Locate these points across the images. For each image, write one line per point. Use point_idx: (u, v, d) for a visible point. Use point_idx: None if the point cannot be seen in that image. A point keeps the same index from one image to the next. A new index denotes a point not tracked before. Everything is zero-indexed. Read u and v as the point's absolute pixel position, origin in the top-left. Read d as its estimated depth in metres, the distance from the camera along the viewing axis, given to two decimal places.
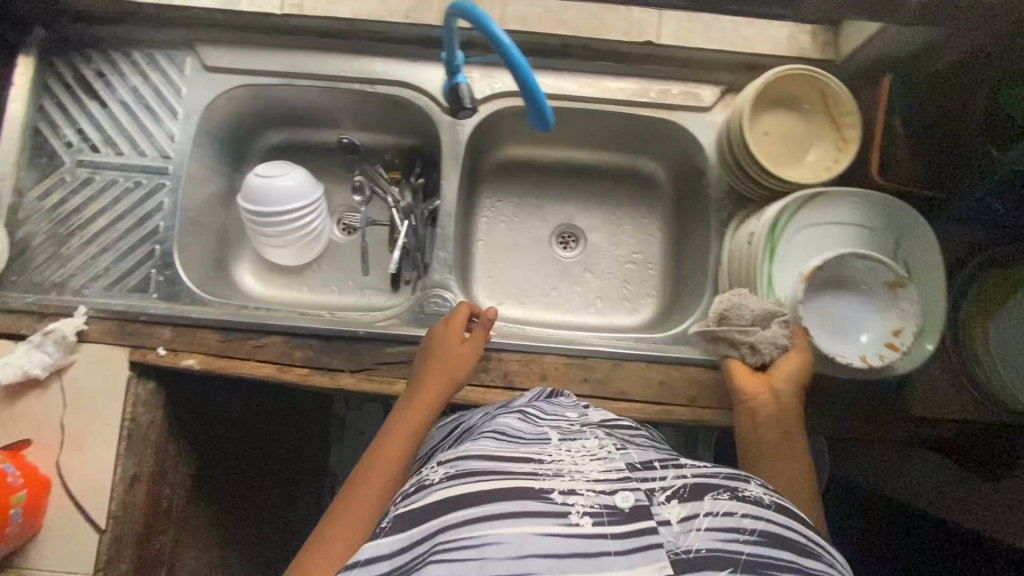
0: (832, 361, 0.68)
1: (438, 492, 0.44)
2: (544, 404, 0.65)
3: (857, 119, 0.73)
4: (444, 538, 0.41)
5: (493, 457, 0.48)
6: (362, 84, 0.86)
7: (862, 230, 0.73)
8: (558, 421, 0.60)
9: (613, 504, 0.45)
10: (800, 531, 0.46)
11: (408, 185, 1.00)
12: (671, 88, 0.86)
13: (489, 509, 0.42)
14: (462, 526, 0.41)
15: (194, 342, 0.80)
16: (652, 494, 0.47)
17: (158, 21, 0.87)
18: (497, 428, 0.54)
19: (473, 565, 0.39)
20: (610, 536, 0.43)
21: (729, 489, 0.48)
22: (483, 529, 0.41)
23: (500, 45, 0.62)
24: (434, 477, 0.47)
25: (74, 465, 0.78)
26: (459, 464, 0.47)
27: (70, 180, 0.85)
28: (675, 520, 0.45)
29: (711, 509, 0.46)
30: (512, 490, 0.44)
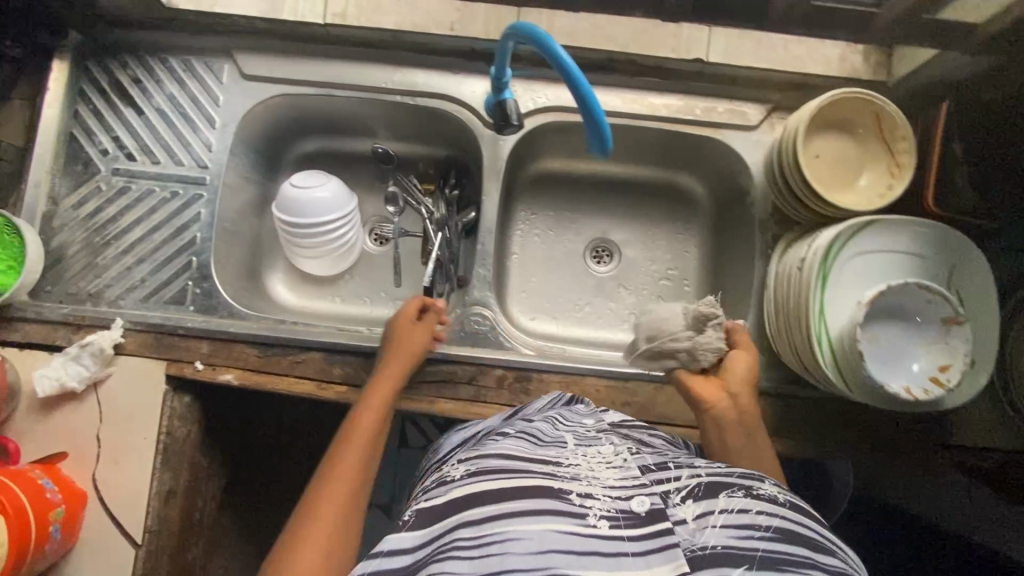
0: (877, 391, 0.66)
1: (458, 489, 0.47)
2: (561, 411, 0.68)
3: (912, 145, 0.72)
4: (464, 533, 0.43)
5: (512, 458, 0.51)
6: (402, 95, 0.85)
7: (914, 259, 0.71)
8: (575, 430, 0.64)
9: (629, 508, 0.46)
10: (817, 531, 0.46)
11: (442, 196, 0.98)
12: (717, 105, 0.85)
13: (508, 506, 0.45)
14: (483, 523, 0.44)
15: (231, 356, 0.79)
16: (667, 496, 0.48)
17: (196, 27, 0.85)
18: (518, 436, 0.59)
19: (494, 560, 0.41)
20: (628, 538, 0.44)
21: (744, 488, 0.49)
22: (503, 525, 0.43)
23: (562, 67, 0.60)
24: (455, 474, 0.50)
25: (110, 479, 0.77)
26: (479, 462, 0.51)
27: (106, 189, 0.84)
28: (689, 518, 0.46)
29: (726, 506, 0.46)
30: (530, 489, 0.46)
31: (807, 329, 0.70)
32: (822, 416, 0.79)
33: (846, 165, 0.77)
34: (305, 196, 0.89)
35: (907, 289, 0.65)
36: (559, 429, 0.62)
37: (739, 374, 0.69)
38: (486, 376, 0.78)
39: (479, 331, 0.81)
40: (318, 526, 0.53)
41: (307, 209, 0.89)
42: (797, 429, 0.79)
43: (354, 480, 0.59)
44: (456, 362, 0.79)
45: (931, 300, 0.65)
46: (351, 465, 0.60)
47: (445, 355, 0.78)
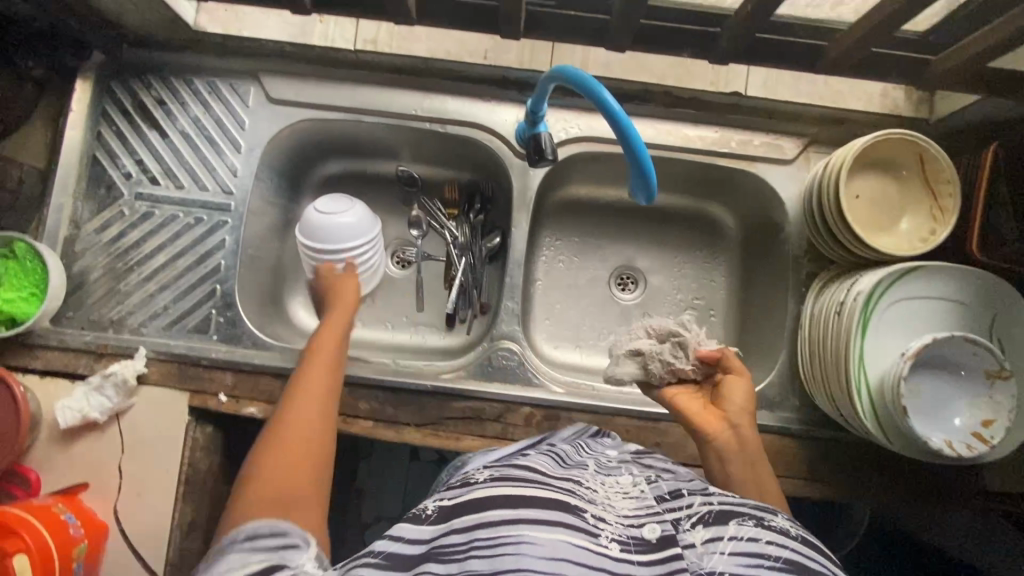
0: (921, 445, 0.64)
1: (481, 490, 0.51)
2: (587, 441, 0.70)
3: (957, 189, 0.70)
4: (482, 533, 0.46)
5: (535, 471, 0.55)
6: (432, 122, 0.83)
7: (955, 306, 0.70)
8: (598, 455, 0.67)
9: (640, 536, 0.49)
10: (828, 564, 0.46)
11: (466, 220, 0.96)
12: (753, 138, 0.83)
13: (527, 512, 0.47)
14: (501, 525, 0.46)
15: (255, 389, 0.78)
16: (678, 522, 0.51)
17: (223, 49, 0.83)
18: (543, 454, 0.62)
19: (509, 559, 0.43)
20: (636, 562, 0.46)
21: (754, 517, 0.50)
22: (520, 529, 0.45)
23: (611, 112, 0.58)
24: (480, 477, 0.54)
25: (130, 510, 0.76)
26: (502, 472, 0.54)
27: (129, 214, 0.82)
28: (698, 543, 0.48)
29: (735, 533, 0.48)
30: (549, 500, 0.49)
31: (846, 375, 0.69)
32: (852, 458, 0.78)
33: (887, 205, 0.75)
34: (331, 221, 0.87)
35: (953, 341, 0.64)
36: (582, 454, 0.65)
37: (735, 400, 0.67)
38: (514, 414, 0.77)
39: (508, 367, 0.79)
40: (296, 421, 0.60)
41: (334, 234, 0.87)
42: (828, 473, 0.78)
43: (320, 381, 0.67)
44: (483, 399, 0.77)
45: (976, 353, 0.64)
46: (319, 371, 0.68)
47: (473, 392, 0.77)
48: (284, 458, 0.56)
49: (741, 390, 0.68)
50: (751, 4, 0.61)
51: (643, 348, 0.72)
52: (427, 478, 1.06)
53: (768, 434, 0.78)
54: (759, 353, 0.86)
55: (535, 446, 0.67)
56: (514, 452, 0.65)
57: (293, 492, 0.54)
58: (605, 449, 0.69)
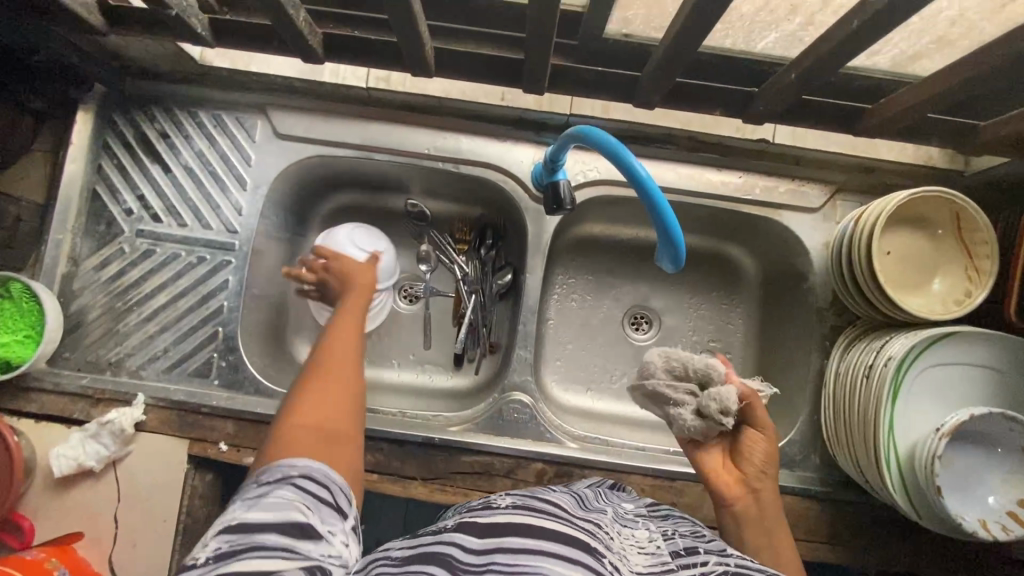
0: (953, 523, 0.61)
1: (503, 515, 0.46)
2: (604, 490, 0.67)
3: (995, 251, 0.67)
4: (501, 558, 0.42)
5: (558, 506, 0.50)
6: (445, 162, 0.80)
7: (989, 373, 0.67)
8: (614, 504, 0.63)
9: None
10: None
11: (477, 256, 0.93)
12: (778, 185, 0.80)
13: (550, 547, 0.43)
14: (523, 554, 0.42)
15: (258, 439, 0.75)
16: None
17: (230, 82, 0.80)
18: (565, 491, 0.59)
19: None
20: None
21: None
22: (544, 563, 0.41)
23: (637, 178, 0.55)
24: (501, 502, 0.49)
25: (125, 562, 0.73)
26: (525, 500, 0.50)
27: (130, 251, 0.79)
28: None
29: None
30: (572, 538, 0.45)
31: (874, 441, 0.66)
32: (875, 522, 0.75)
33: (918, 263, 0.72)
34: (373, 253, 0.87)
35: (989, 417, 0.61)
36: (602, 501, 0.62)
37: (755, 456, 0.63)
38: (525, 469, 0.74)
39: (519, 420, 0.76)
40: (321, 386, 0.58)
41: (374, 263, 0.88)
42: (850, 537, 0.74)
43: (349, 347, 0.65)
44: (493, 455, 0.74)
45: (1014, 429, 0.61)
46: (346, 336, 0.66)
47: (483, 448, 0.74)
48: (310, 415, 0.55)
49: (762, 445, 0.63)
50: (797, 72, 0.58)
51: (669, 395, 0.64)
52: None
53: (791, 497, 0.75)
54: (779, 407, 0.83)
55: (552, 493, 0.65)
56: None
57: (325, 443, 0.52)
58: (622, 502, 0.66)
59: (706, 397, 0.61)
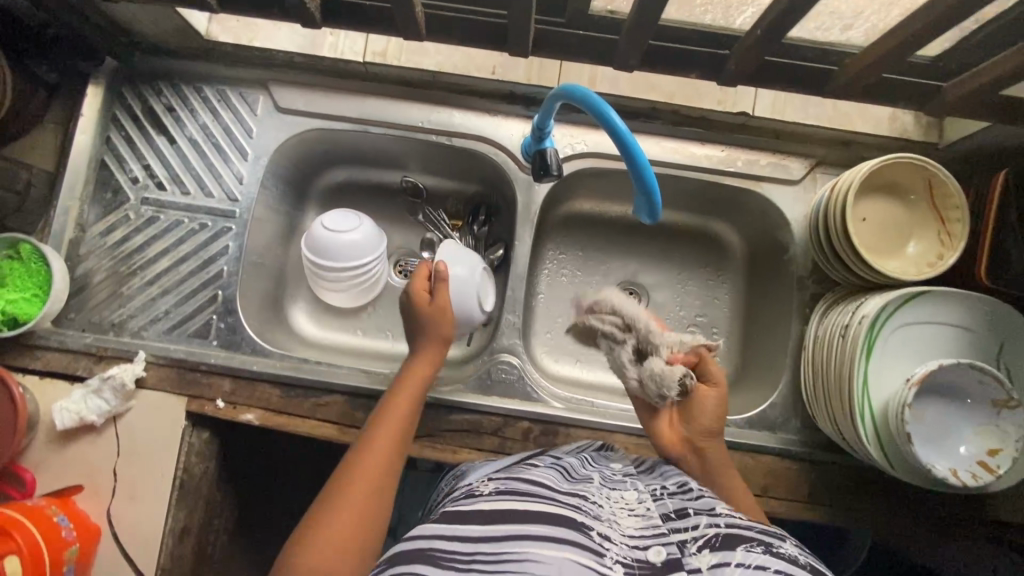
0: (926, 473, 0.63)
1: (486, 502, 0.52)
2: (592, 454, 0.69)
3: (966, 215, 0.69)
4: (486, 547, 0.47)
5: (543, 485, 0.55)
6: (438, 135, 0.84)
7: (962, 332, 0.69)
8: (603, 467, 0.66)
9: (645, 559, 0.49)
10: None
11: (471, 233, 0.96)
12: (759, 158, 0.82)
13: (530, 531, 0.48)
14: (506, 540, 0.47)
15: (253, 396, 0.77)
16: (683, 546, 0.50)
17: (234, 58, 0.84)
18: (553, 465, 0.62)
19: None
20: None
21: (763, 543, 0.49)
22: (524, 547, 0.46)
23: (616, 132, 0.58)
24: (484, 489, 0.54)
25: (123, 514, 0.76)
26: (508, 485, 0.55)
27: (134, 218, 0.83)
28: (704, 568, 0.48)
29: (743, 560, 0.47)
30: (557, 516, 0.50)
31: (850, 399, 0.68)
32: (852, 482, 0.77)
33: (894, 229, 0.74)
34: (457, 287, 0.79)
35: (958, 369, 0.63)
36: (588, 467, 0.65)
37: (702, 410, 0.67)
38: (512, 428, 0.77)
39: (507, 381, 0.79)
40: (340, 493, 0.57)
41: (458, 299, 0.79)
42: (828, 496, 0.76)
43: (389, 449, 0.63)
44: (481, 413, 0.77)
45: (983, 381, 0.63)
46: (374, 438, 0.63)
47: (471, 407, 0.76)
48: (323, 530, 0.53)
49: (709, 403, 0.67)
50: (761, 27, 0.61)
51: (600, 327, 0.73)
52: (422, 489, 1.04)
53: (772, 457, 0.77)
54: (761, 374, 0.85)
55: (540, 459, 0.66)
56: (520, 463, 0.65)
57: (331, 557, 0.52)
58: (612, 462, 0.68)
59: (654, 376, 0.66)
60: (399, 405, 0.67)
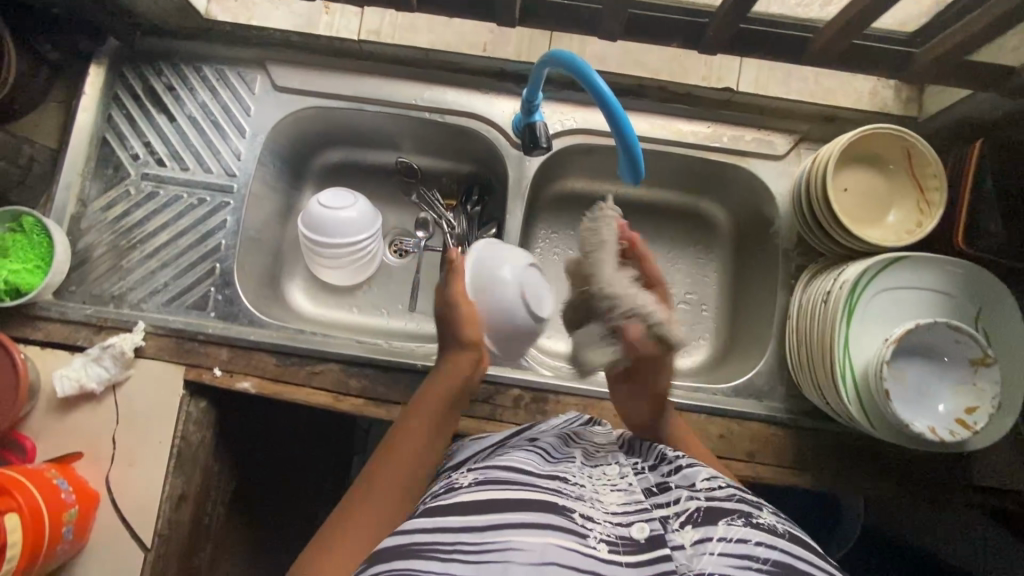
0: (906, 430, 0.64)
1: (468, 493, 0.52)
2: (578, 429, 0.70)
3: (943, 183, 0.71)
4: (470, 537, 0.48)
5: (524, 471, 0.56)
6: (431, 112, 0.86)
7: (941, 296, 0.71)
8: (588, 442, 0.67)
9: (628, 535, 0.51)
10: (809, 562, 0.48)
11: (464, 212, 0.98)
12: (745, 134, 0.84)
13: (511, 519, 0.49)
14: (487, 530, 0.48)
15: (250, 365, 0.79)
16: (666, 522, 0.52)
17: (232, 38, 0.86)
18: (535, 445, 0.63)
19: (497, 566, 0.46)
20: (625, 563, 0.48)
21: (743, 516, 0.51)
22: (506, 535, 0.47)
23: (601, 96, 0.60)
24: (463, 482, 0.55)
25: (123, 480, 0.77)
26: (488, 474, 0.55)
27: (134, 193, 0.85)
28: (687, 544, 0.49)
29: (724, 534, 0.49)
30: (538, 502, 0.51)
31: (832, 360, 0.69)
32: (836, 448, 0.78)
33: (875, 199, 0.76)
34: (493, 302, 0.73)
35: (935, 328, 0.64)
36: (572, 445, 0.65)
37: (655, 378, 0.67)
38: (503, 396, 0.78)
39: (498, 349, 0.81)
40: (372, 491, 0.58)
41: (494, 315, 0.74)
42: (813, 462, 0.78)
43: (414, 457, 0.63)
44: None
45: (960, 341, 0.64)
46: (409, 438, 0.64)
47: None
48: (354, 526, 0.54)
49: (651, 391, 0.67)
50: None
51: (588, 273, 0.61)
52: None
53: (758, 423, 0.79)
54: (749, 346, 0.87)
55: (519, 439, 0.65)
56: (504, 443, 0.65)
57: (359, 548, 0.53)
58: (596, 438, 0.69)
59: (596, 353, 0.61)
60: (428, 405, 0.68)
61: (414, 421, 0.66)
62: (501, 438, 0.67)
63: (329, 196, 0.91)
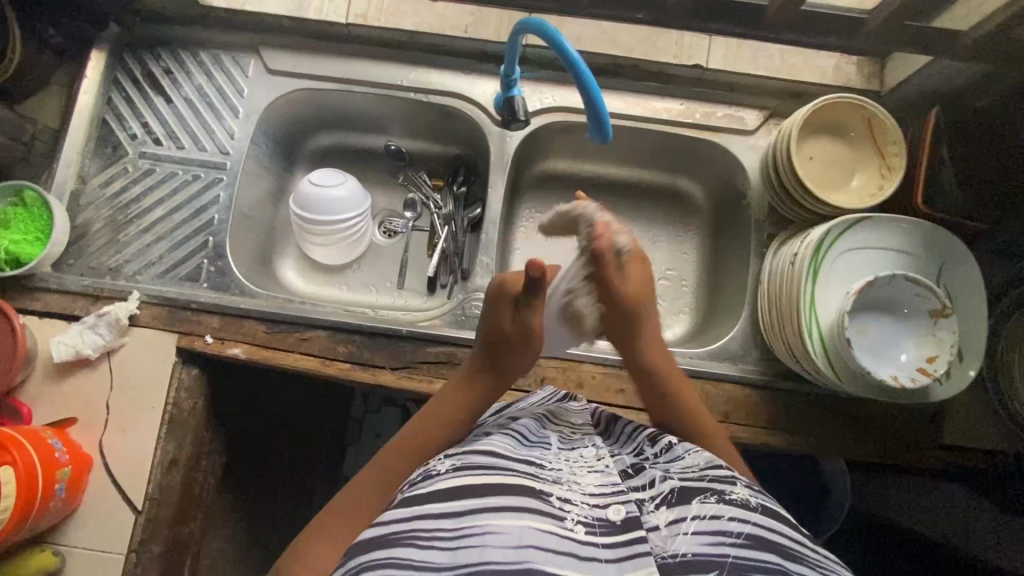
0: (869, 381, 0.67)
1: (444, 482, 0.50)
2: (554, 407, 0.66)
3: (902, 149, 0.74)
4: (447, 524, 0.47)
5: (499, 455, 0.53)
6: (416, 92, 0.90)
7: (902, 256, 0.74)
8: (563, 423, 0.63)
9: (604, 517, 0.49)
10: (784, 534, 0.48)
11: (450, 192, 1.00)
12: (716, 110, 0.87)
13: (490, 503, 0.48)
14: (465, 516, 0.47)
15: (241, 332, 0.82)
16: (642, 504, 0.50)
17: (227, 24, 0.91)
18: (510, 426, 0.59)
19: (474, 551, 0.45)
20: (600, 545, 0.47)
21: (717, 493, 0.50)
22: (483, 521, 0.46)
23: (570, 60, 0.64)
24: (441, 468, 0.52)
25: (116, 445, 0.80)
26: (465, 459, 0.53)
27: (132, 170, 0.88)
28: (662, 525, 0.48)
29: (697, 513, 0.48)
30: (513, 487, 0.49)
31: (798, 318, 0.72)
32: (809, 408, 0.80)
33: (838, 167, 0.80)
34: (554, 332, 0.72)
35: (895, 281, 0.67)
36: (547, 427, 0.61)
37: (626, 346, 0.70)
38: None
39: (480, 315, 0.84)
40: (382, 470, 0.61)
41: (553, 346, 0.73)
42: (788, 422, 0.80)
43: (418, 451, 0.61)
44: (457, 345, 0.81)
45: (918, 293, 0.67)
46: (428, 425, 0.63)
47: (447, 338, 0.81)
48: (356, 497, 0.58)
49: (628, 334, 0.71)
50: None
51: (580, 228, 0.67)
52: None
53: (733, 384, 0.81)
54: (725, 314, 0.89)
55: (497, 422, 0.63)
56: (476, 433, 0.61)
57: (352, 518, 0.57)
58: (573, 417, 0.65)
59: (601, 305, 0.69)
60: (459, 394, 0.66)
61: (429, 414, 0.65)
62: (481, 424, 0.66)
63: (320, 175, 0.94)
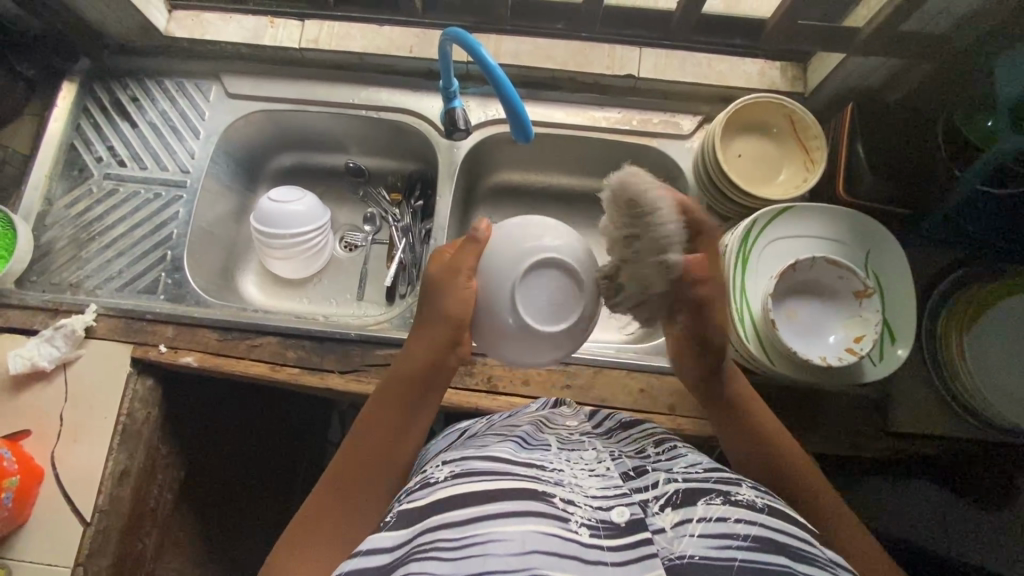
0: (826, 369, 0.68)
1: (441, 491, 0.46)
2: (549, 414, 0.66)
3: (822, 142, 0.79)
4: (446, 533, 0.42)
5: (497, 459, 0.50)
6: (367, 110, 0.95)
7: (834, 243, 0.76)
8: (558, 429, 0.63)
9: (609, 519, 0.45)
10: (792, 535, 0.44)
11: (408, 207, 1.02)
12: (652, 117, 0.91)
13: (489, 509, 0.44)
14: (465, 524, 0.43)
15: (193, 340, 0.84)
16: (646, 506, 0.47)
17: (189, 53, 0.97)
18: (506, 434, 0.58)
19: (476, 561, 0.40)
20: (605, 548, 0.43)
21: (722, 494, 0.47)
22: (484, 528, 0.42)
23: (485, 65, 0.67)
24: (439, 476, 0.49)
25: (68, 455, 0.80)
26: (465, 466, 0.50)
27: (96, 191, 0.93)
28: (668, 527, 0.45)
29: (703, 514, 0.45)
30: (515, 488, 0.46)
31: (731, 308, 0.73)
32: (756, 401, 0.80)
33: (766, 163, 0.83)
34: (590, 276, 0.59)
35: (816, 264, 0.70)
36: (543, 431, 0.61)
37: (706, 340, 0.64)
38: None
39: None
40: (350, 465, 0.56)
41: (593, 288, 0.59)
42: None
43: (378, 451, 0.58)
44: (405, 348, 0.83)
45: (842, 277, 0.69)
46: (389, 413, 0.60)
47: (393, 339, 0.83)
48: (327, 499, 0.54)
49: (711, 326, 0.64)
50: None
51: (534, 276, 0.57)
52: None
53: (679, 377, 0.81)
54: None
55: (481, 432, 0.62)
56: (479, 436, 0.60)
57: (326, 519, 0.53)
58: (567, 421, 0.66)
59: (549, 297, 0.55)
60: (402, 371, 0.62)
61: (376, 407, 0.60)
62: (471, 432, 0.65)
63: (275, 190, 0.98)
